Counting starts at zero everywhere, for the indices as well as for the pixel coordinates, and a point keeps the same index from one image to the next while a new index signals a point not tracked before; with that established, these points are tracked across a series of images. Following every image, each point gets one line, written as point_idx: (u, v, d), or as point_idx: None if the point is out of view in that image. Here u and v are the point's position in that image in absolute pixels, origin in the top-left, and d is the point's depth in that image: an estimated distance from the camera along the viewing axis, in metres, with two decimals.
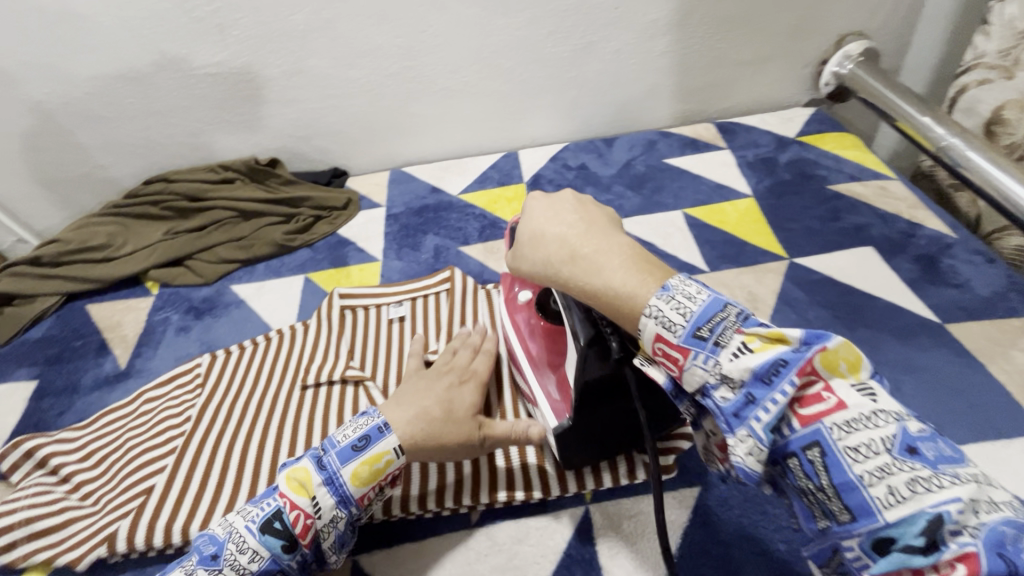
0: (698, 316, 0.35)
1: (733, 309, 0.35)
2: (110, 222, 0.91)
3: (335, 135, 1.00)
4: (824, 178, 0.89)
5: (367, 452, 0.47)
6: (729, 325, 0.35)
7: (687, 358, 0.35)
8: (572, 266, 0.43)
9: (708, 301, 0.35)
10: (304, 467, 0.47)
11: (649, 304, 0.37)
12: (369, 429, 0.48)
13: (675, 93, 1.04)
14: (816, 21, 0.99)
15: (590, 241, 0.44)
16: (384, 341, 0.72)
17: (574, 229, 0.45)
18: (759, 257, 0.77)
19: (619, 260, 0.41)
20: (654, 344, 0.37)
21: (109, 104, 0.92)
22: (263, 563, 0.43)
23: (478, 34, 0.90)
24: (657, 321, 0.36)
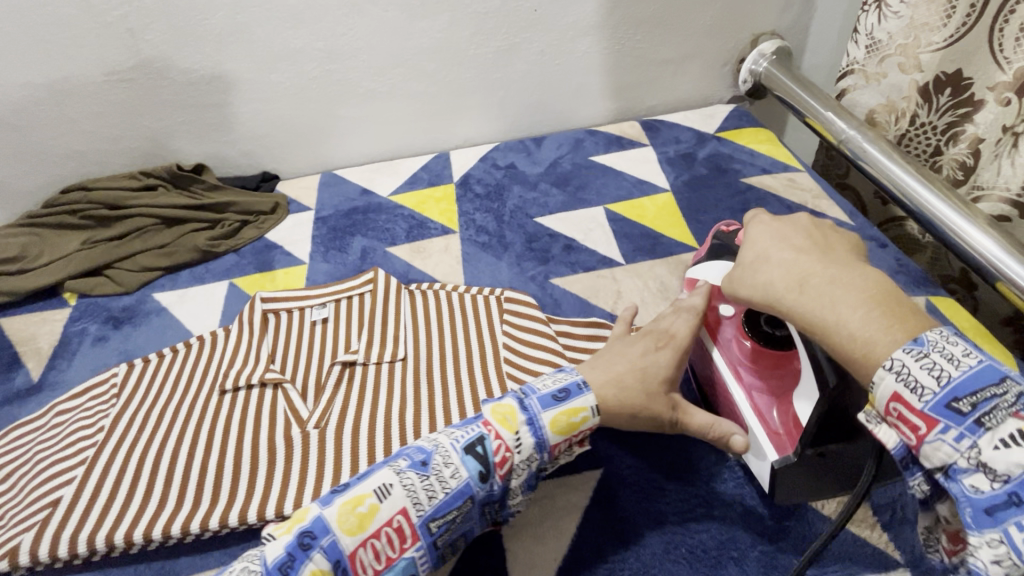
0: (956, 386, 0.36)
1: (1012, 387, 0.36)
2: (24, 233, 0.88)
3: (262, 139, 0.99)
4: (738, 172, 0.93)
5: (566, 403, 0.50)
6: (1003, 406, 0.35)
7: (930, 430, 0.37)
8: (798, 294, 0.45)
9: (972, 370, 0.37)
10: (507, 406, 0.49)
11: (893, 357, 0.39)
12: (569, 383, 0.51)
13: (601, 92, 1.07)
14: (730, 22, 1.04)
15: (823, 278, 0.45)
16: (307, 344, 0.73)
17: (857, 281, 0.44)
18: (672, 248, 0.81)
19: (856, 300, 0.42)
20: (890, 404, 0.39)
21: (18, 111, 0.89)
22: (461, 488, 0.46)
23: (399, 37, 0.91)
24: (896, 380, 0.38)
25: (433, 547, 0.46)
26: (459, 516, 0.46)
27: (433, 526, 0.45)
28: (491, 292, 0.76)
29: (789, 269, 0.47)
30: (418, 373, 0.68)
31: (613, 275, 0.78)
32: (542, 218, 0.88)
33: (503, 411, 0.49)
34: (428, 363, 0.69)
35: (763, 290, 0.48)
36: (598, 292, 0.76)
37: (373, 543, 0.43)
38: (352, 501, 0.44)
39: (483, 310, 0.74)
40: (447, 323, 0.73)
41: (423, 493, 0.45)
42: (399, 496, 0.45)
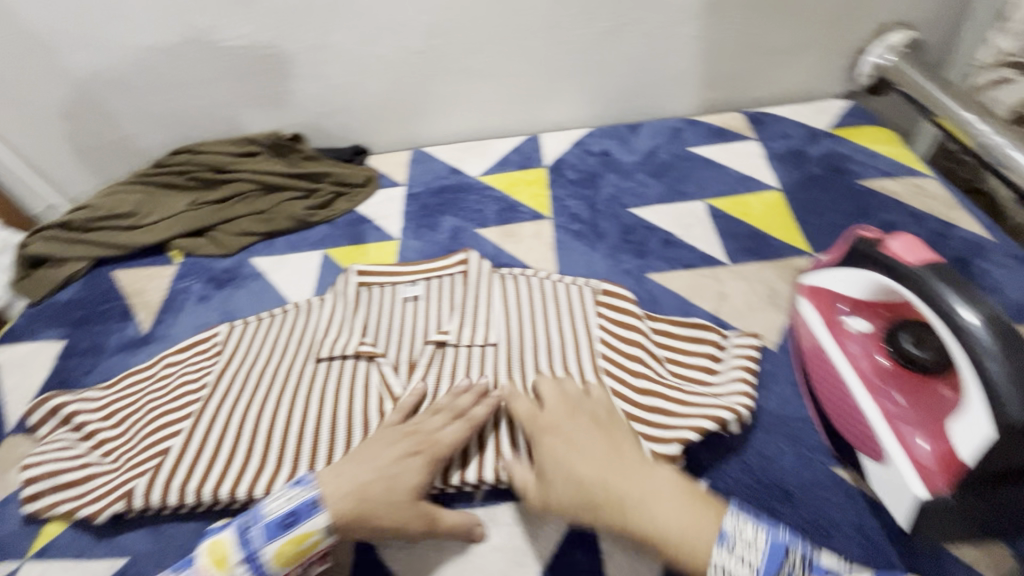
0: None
1: (795, 556, 0.40)
2: (137, 190, 0.93)
3: (358, 113, 1.00)
4: (855, 174, 0.85)
5: (292, 531, 0.46)
6: None
7: None
8: (598, 469, 0.47)
9: (767, 552, 0.40)
10: (307, 529, 0.46)
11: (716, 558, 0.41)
12: (300, 504, 0.47)
13: (705, 80, 1.02)
14: (858, 8, 0.95)
15: (606, 449, 0.48)
16: (398, 320, 0.73)
17: (649, 481, 0.45)
18: (782, 251, 0.75)
19: (665, 483, 0.45)
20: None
21: (138, 73, 0.93)
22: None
23: (504, 14, 0.88)
24: None
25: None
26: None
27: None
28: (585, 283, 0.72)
29: (594, 449, 0.48)
30: (513, 359, 0.65)
31: (716, 276, 0.73)
32: (639, 210, 0.85)
33: (308, 538, 0.46)
34: (520, 349, 0.66)
35: (572, 480, 0.47)
36: (701, 292, 0.72)
37: None
38: (297, 539, 0.46)
39: (578, 301, 0.70)
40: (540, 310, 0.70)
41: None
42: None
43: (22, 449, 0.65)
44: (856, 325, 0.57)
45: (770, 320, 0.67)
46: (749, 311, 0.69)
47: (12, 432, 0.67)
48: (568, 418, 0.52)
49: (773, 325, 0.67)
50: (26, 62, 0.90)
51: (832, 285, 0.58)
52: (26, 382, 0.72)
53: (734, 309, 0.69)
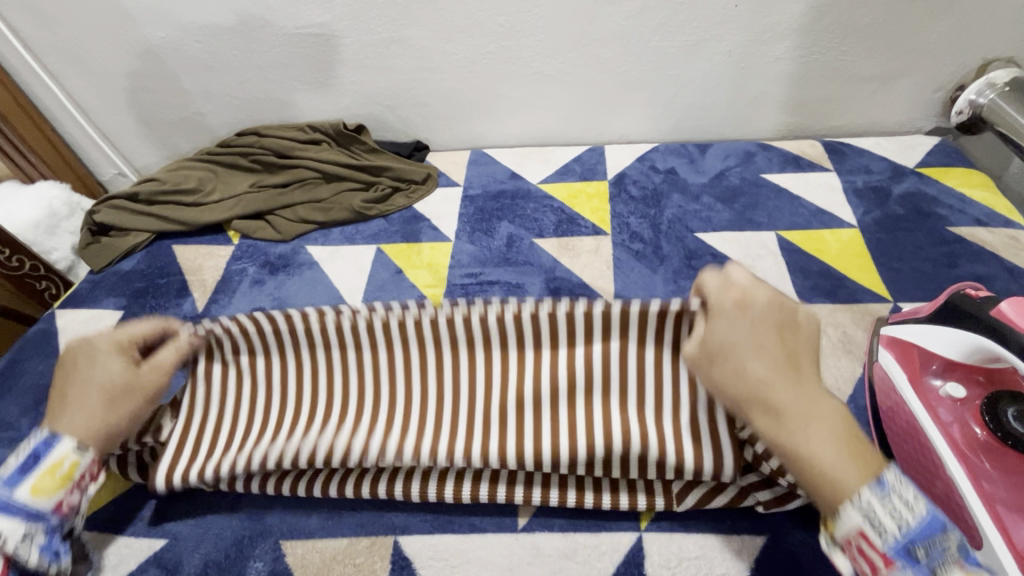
0: (913, 533, 0.36)
1: (954, 535, 0.36)
2: (203, 168, 0.95)
3: (422, 108, 1.00)
4: (943, 218, 0.80)
5: (41, 464, 0.44)
6: (950, 554, 0.36)
7: (890, 569, 0.36)
8: (764, 374, 0.41)
9: (927, 520, 0.36)
10: (57, 455, 0.45)
11: (861, 495, 0.37)
12: (37, 442, 0.45)
13: (783, 105, 0.97)
14: (962, 40, 0.88)
15: (771, 360, 0.42)
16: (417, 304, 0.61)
17: (824, 404, 0.40)
18: (858, 295, 0.71)
19: (836, 435, 0.39)
20: (850, 536, 0.38)
21: (214, 53, 0.94)
22: (47, 553, 0.45)
23: (583, 20, 0.86)
24: (862, 517, 0.37)
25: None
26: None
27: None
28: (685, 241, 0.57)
29: (760, 343, 0.42)
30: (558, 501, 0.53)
31: None
32: (704, 234, 0.81)
33: (65, 465, 0.45)
34: None
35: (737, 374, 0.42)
36: None
37: (70, 498, 0.46)
38: (47, 469, 0.44)
39: None
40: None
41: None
42: None
43: None
44: (950, 391, 0.53)
45: (842, 369, 0.63)
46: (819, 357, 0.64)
47: None
48: (754, 303, 0.44)
49: (846, 375, 0.63)
50: (109, 34, 0.92)
51: (931, 343, 0.53)
52: None
53: None
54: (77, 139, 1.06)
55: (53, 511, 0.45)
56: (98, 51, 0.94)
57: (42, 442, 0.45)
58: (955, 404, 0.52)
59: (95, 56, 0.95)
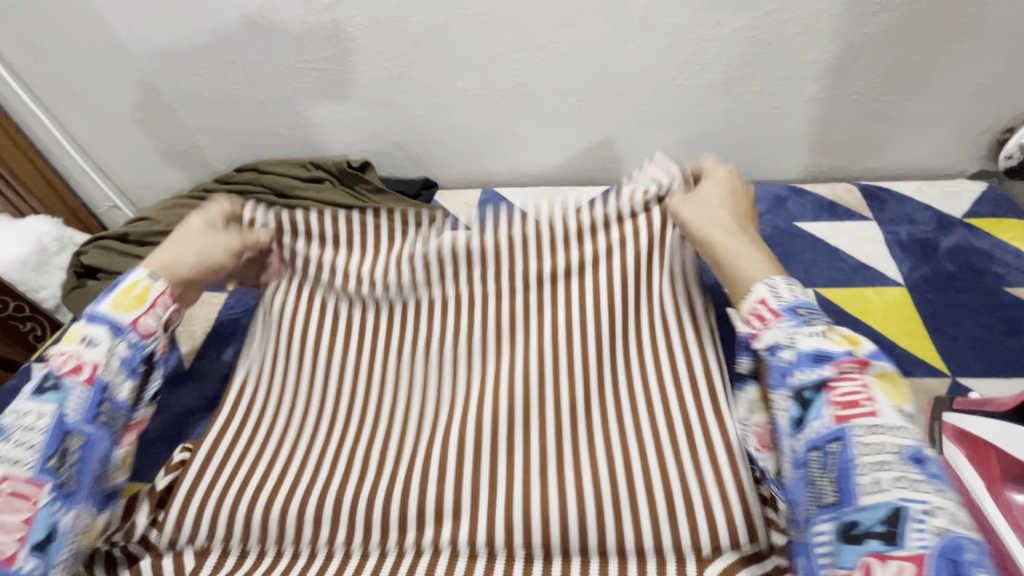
0: (803, 301, 0.42)
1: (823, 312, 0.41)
2: (198, 206, 0.90)
3: (431, 145, 0.95)
4: (999, 277, 0.72)
5: (120, 286, 0.50)
6: (819, 318, 0.41)
7: (777, 320, 0.41)
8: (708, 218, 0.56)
9: (807, 299, 0.42)
10: (134, 281, 0.51)
11: (770, 278, 0.44)
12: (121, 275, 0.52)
13: (814, 146, 0.91)
14: (1013, 81, 0.81)
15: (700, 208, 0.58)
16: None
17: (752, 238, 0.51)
18: (910, 367, 0.63)
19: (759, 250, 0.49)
20: (753, 304, 0.43)
21: (213, 86, 0.89)
22: (127, 368, 0.48)
23: (604, 57, 0.80)
24: (767, 290, 0.43)
25: (69, 492, 0.44)
26: (72, 446, 0.44)
27: (60, 450, 0.43)
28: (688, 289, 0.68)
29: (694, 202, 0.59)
30: None
31: None
32: None
33: (140, 288, 0.51)
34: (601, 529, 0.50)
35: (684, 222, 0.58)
36: None
37: (151, 313, 0.50)
38: (125, 288, 0.50)
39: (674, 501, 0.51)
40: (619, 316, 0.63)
41: (16, 450, 0.42)
42: None
43: None
44: None
45: None
46: None
47: None
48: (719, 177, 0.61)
49: None
50: (103, 66, 0.87)
51: (1010, 444, 0.48)
52: None
53: None
54: (70, 171, 1.02)
55: (130, 326, 0.49)
56: (92, 83, 0.90)
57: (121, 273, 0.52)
58: None
59: (88, 88, 0.90)
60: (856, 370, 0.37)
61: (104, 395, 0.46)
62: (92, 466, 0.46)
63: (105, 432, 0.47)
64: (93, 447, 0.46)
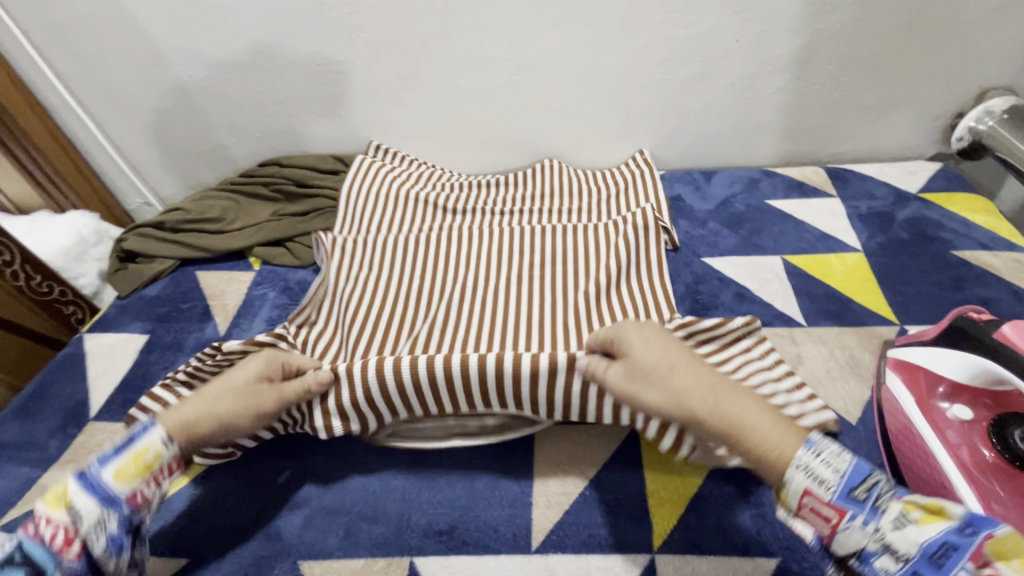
0: (847, 477, 0.43)
1: (883, 477, 0.44)
2: (225, 197, 0.99)
3: (436, 139, 1.04)
4: (947, 242, 0.81)
5: (130, 449, 0.51)
6: (885, 491, 0.43)
7: (844, 518, 0.43)
8: (684, 390, 0.51)
9: (855, 464, 0.43)
10: (144, 445, 0.51)
11: (797, 455, 0.45)
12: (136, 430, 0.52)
13: (785, 133, 1.00)
14: (959, 70, 0.90)
15: (667, 365, 0.53)
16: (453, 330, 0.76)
17: (748, 396, 0.50)
18: (865, 318, 0.72)
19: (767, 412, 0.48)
20: (802, 498, 0.44)
21: (239, 89, 0.98)
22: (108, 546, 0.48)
23: (591, 55, 0.90)
24: (806, 477, 0.44)
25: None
26: None
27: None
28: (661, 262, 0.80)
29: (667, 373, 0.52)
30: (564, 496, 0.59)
31: (792, 337, 0.71)
32: (711, 259, 0.83)
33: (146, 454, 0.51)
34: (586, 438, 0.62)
35: (669, 388, 0.52)
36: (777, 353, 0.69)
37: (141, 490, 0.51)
38: (131, 455, 0.50)
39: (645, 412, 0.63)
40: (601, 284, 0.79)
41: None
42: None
43: (101, 436, 0.68)
44: (956, 413, 0.56)
45: (851, 391, 0.64)
46: (828, 380, 0.65)
47: (94, 418, 0.70)
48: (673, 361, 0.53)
49: (854, 398, 0.63)
50: (141, 74, 0.97)
51: (936, 364, 0.56)
52: (111, 373, 0.75)
53: (811, 375, 0.66)
54: (106, 170, 1.11)
55: (126, 499, 0.49)
56: (129, 88, 0.99)
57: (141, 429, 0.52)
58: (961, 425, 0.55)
59: (126, 93, 1.00)
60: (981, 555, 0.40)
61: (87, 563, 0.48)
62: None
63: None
64: None
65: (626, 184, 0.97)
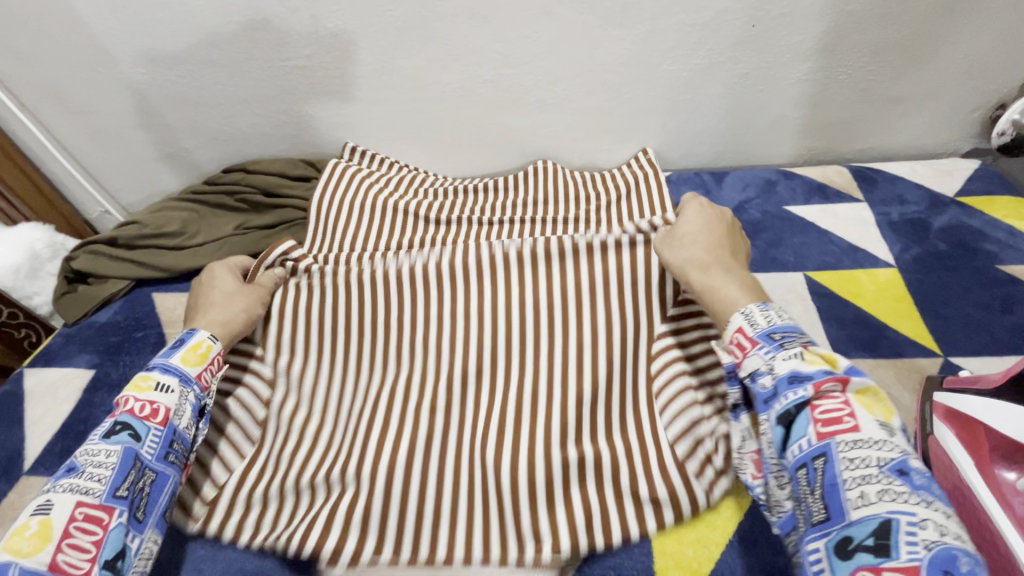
0: (777, 326, 0.46)
1: (804, 334, 0.45)
2: (186, 208, 0.89)
3: (418, 140, 0.94)
4: (992, 255, 0.72)
5: (187, 343, 0.57)
6: (797, 338, 0.44)
7: (754, 347, 0.45)
8: (686, 245, 0.59)
9: (787, 322, 0.46)
10: (199, 338, 0.58)
11: (747, 306, 0.48)
12: (185, 333, 0.58)
13: (804, 129, 0.90)
14: (1004, 55, 0.80)
15: (681, 232, 0.61)
16: (439, 361, 0.68)
17: (735, 271, 0.54)
18: (902, 348, 0.63)
19: (744, 286, 0.52)
20: (731, 332, 0.48)
21: (197, 87, 0.89)
22: (194, 416, 0.55)
23: (587, 45, 0.80)
24: (742, 317, 0.47)
25: (139, 519, 0.48)
26: (143, 481, 0.49)
27: (171, 452, 0.52)
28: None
29: (681, 234, 0.61)
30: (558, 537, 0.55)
31: None
32: None
33: (204, 345, 0.58)
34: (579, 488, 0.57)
35: (674, 245, 0.60)
36: None
37: (208, 373, 0.57)
38: (192, 345, 0.57)
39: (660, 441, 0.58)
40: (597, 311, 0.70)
41: (87, 482, 0.46)
42: (63, 498, 0.45)
43: (34, 494, 0.60)
44: None
45: None
46: None
47: (27, 472, 0.62)
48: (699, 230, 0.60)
49: None
50: (86, 71, 0.87)
51: (1002, 423, 0.47)
52: (51, 415, 0.67)
53: None
54: (60, 177, 1.02)
55: (195, 379, 0.55)
56: (75, 88, 0.89)
57: (187, 333, 0.59)
58: None
59: (71, 92, 0.90)
60: (836, 389, 0.42)
61: (169, 439, 0.52)
62: (157, 500, 0.50)
63: (170, 470, 0.51)
64: (161, 483, 0.50)
65: (627, 188, 0.88)
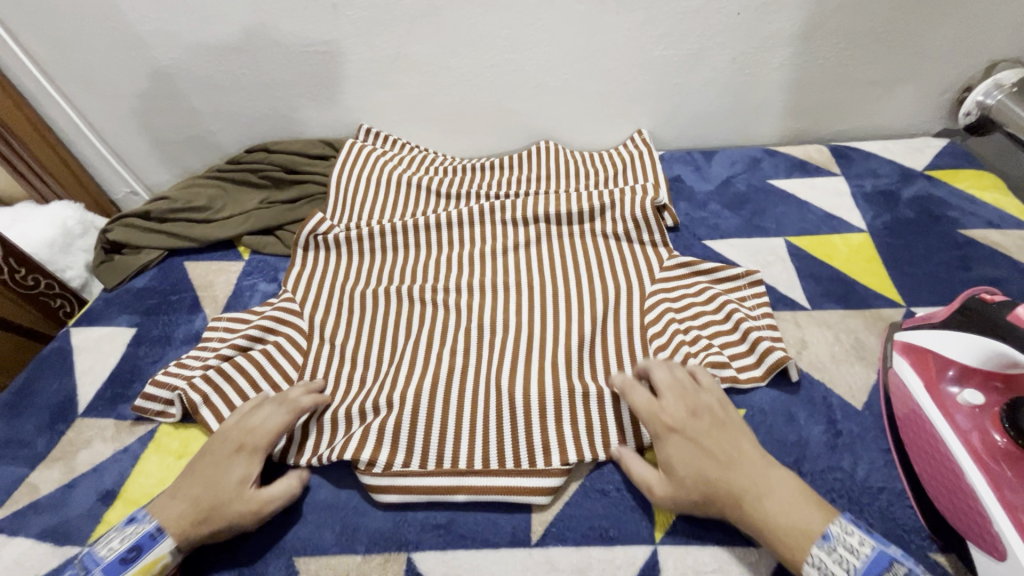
0: (858, 571, 0.45)
1: (899, 569, 0.45)
2: (212, 184, 0.96)
3: (428, 122, 1.01)
4: (954, 221, 0.79)
5: (137, 562, 0.50)
6: None
7: None
8: (710, 466, 0.51)
9: (870, 558, 0.45)
10: (154, 556, 0.50)
11: (812, 551, 0.46)
12: (140, 536, 0.51)
13: (788, 111, 0.97)
14: (968, 42, 0.87)
15: (696, 443, 0.53)
16: (454, 312, 0.74)
17: (776, 475, 0.51)
18: (870, 301, 0.70)
19: (794, 500, 0.49)
20: None
21: (223, 73, 0.95)
22: None
23: (587, 32, 0.86)
24: (819, 572, 0.46)
25: None
26: None
27: None
28: (661, 246, 0.78)
29: (704, 442, 0.53)
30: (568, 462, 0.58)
31: (795, 320, 0.69)
32: (713, 241, 0.81)
33: (156, 565, 0.50)
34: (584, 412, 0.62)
35: (699, 472, 0.51)
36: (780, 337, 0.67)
37: None
38: (139, 568, 0.50)
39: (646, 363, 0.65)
40: (596, 269, 0.76)
41: None
42: None
43: (90, 433, 0.66)
44: (968, 398, 0.53)
45: (856, 376, 0.62)
46: (832, 364, 0.64)
47: (81, 415, 0.68)
48: (691, 413, 0.55)
49: (860, 383, 0.62)
50: (119, 57, 0.93)
51: (945, 348, 0.55)
52: (99, 368, 0.74)
53: (815, 359, 0.65)
54: (89, 158, 1.08)
55: None
56: (108, 73, 0.95)
57: (145, 537, 0.51)
58: (974, 412, 0.53)
59: (104, 77, 0.96)
60: None
61: None
62: None
63: None
64: None
65: (624, 165, 0.95)
